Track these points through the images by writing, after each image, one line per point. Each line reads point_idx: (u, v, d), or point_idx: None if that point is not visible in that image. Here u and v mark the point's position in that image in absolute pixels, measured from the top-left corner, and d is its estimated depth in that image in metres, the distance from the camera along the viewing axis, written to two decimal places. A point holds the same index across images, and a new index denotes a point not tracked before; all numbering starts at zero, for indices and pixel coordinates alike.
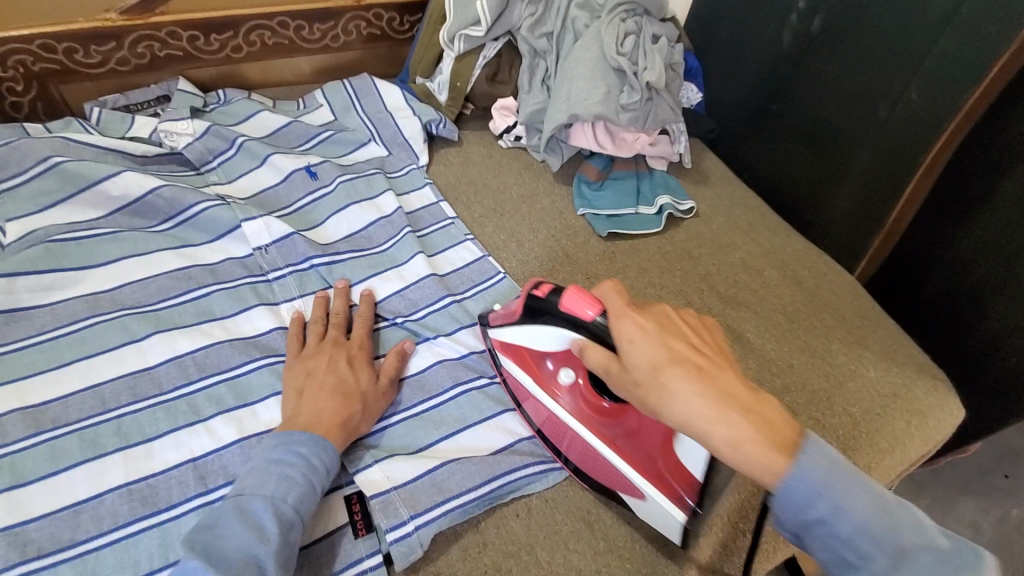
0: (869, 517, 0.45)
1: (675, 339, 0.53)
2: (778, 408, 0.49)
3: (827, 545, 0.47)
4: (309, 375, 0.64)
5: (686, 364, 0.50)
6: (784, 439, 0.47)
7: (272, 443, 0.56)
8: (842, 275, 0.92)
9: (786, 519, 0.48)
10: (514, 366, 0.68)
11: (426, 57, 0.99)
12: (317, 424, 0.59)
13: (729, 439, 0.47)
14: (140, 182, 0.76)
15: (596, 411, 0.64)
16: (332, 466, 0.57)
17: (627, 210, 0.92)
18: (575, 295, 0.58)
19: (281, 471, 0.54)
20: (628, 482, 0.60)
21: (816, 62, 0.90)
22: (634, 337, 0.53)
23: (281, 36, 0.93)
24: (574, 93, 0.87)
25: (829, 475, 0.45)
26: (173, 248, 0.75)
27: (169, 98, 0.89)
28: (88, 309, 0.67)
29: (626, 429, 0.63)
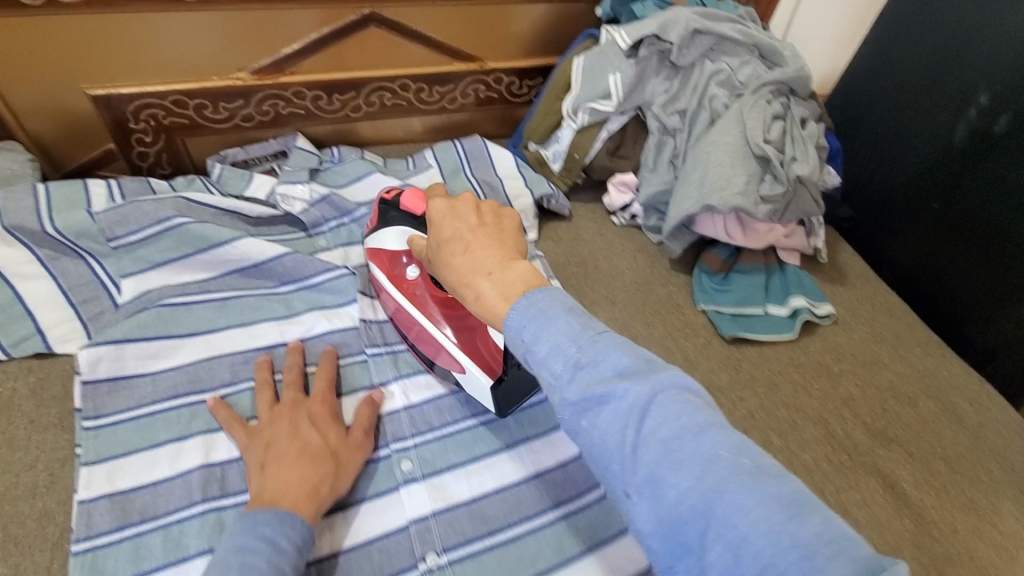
0: (569, 346, 0.43)
1: (474, 232, 0.52)
2: (525, 268, 0.49)
3: (558, 389, 0.43)
4: (269, 445, 0.57)
5: (459, 241, 0.52)
6: (524, 285, 0.48)
7: (236, 529, 0.49)
8: (1009, 413, 0.77)
9: (519, 359, 0.47)
10: (378, 274, 0.73)
11: (543, 124, 0.93)
12: (284, 497, 0.52)
13: (482, 296, 0.49)
14: (261, 249, 0.74)
15: (436, 301, 0.69)
16: (307, 543, 0.51)
17: (754, 310, 0.83)
18: (411, 195, 0.71)
19: (243, 559, 0.47)
20: (452, 357, 0.66)
21: (991, 161, 0.79)
22: (437, 215, 0.55)
23: (400, 97, 0.91)
24: (709, 178, 0.79)
25: (549, 314, 0.45)
26: (277, 317, 0.72)
27: (285, 154, 0.88)
28: (188, 382, 0.65)
29: (456, 321, 0.68)
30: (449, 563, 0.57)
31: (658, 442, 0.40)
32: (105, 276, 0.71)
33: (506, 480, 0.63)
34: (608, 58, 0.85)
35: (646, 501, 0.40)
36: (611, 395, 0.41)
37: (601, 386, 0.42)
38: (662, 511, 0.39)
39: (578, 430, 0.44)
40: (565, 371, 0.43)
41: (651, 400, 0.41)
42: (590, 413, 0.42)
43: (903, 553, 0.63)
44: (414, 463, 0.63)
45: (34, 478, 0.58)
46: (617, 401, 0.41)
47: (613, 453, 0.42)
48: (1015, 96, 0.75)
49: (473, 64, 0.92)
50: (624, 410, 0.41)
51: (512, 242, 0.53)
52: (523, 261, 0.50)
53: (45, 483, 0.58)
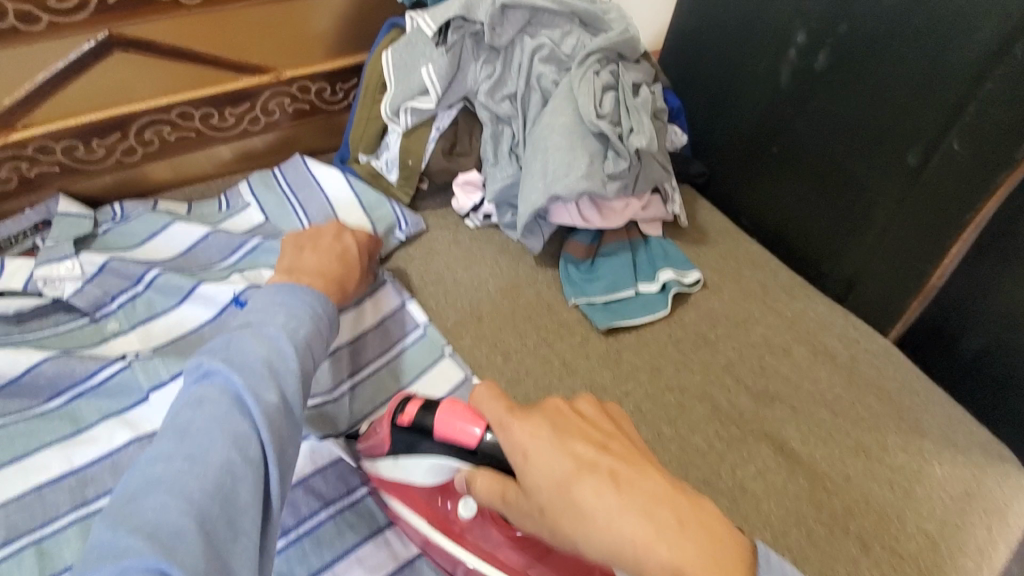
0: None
1: (576, 441, 0.45)
2: (710, 503, 0.43)
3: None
4: (308, 238, 0.66)
5: (597, 473, 0.42)
6: (716, 536, 0.41)
7: (276, 290, 0.54)
8: (876, 339, 0.79)
9: None
10: (406, 513, 0.55)
11: (367, 132, 0.82)
12: (319, 277, 0.61)
13: (628, 514, 0.41)
14: (12, 359, 0.58)
15: (507, 534, 0.53)
16: (335, 319, 0.56)
17: (626, 293, 0.79)
18: (449, 413, 0.49)
19: (288, 310, 0.51)
20: None
21: (823, 99, 0.78)
22: (541, 441, 0.45)
23: (185, 129, 0.76)
24: (551, 166, 0.73)
25: None
26: (58, 442, 0.56)
27: (49, 224, 0.71)
28: None
29: (540, 554, 0.52)
30: None
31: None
32: None
33: (389, 566, 0.54)
34: (417, 48, 0.77)
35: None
36: None
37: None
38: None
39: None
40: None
41: None
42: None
43: (804, 517, 0.63)
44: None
45: None
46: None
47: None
48: (829, 32, 0.75)
49: (266, 76, 0.78)
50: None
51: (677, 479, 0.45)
52: (693, 492, 0.43)
53: None
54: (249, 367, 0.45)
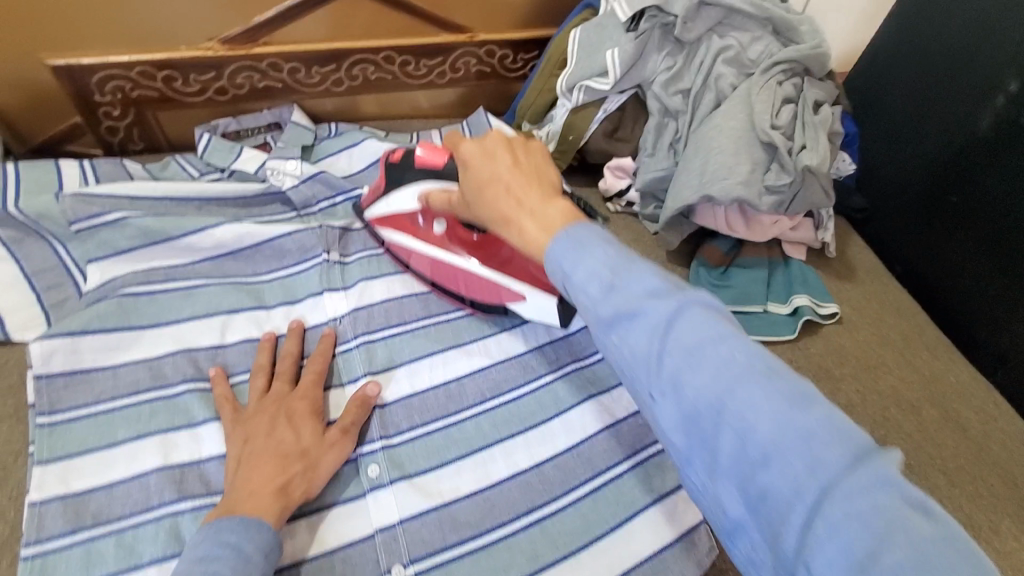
0: (602, 270, 0.42)
1: (501, 160, 0.52)
2: (564, 205, 0.49)
3: (592, 308, 0.43)
4: (248, 438, 0.54)
5: (501, 184, 0.51)
6: (565, 222, 0.47)
7: (197, 538, 0.46)
8: (1019, 424, 0.72)
9: (599, 335, 0.43)
10: (399, 236, 0.73)
11: (538, 103, 0.88)
12: (250, 497, 0.49)
13: (525, 233, 0.48)
14: (242, 234, 0.71)
15: (467, 244, 0.71)
16: (273, 549, 0.47)
17: (754, 307, 0.78)
18: (428, 147, 0.70)
19: (207, 570, 0.43)
20: (505, 288, 0.69)
21: (1021, 157, 0.72)
22: (467, 156, 0.54)
23: (385, 71, 0.86)
24: (711, 166, 0.73)
25: (674, 297, 0.40)
26: (247, 309, 0.67)
27: (280, 126, 0.83)
28: (150, 377, 0.60)
29: (498, 258, 0.70)
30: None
31: (706, 380, 0.37)
32: (71, 260, 0.66)
33: (481, 483, 0.59)
34: (606, 31, 0.80)
35: (673, 407, 0.39)
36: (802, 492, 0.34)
37: (633, 303, 0.40)
38: (686, 407, 0.38)
39: (606, 342, 0.43)
40: (653, 346, 0.39)
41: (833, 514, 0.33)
42: (623, 327, 0.41)
43: None
44: (384, 467, 0.59)
45: None
46: (710, 361, 0.38)
47: (640, 365, 0.40)
48: None
49: (463, 35, 0.85)
50: (654, 326, 0.40)
51: (553, 181, 0.52)
52: (566, 199, 0.50)
53: None
54: None
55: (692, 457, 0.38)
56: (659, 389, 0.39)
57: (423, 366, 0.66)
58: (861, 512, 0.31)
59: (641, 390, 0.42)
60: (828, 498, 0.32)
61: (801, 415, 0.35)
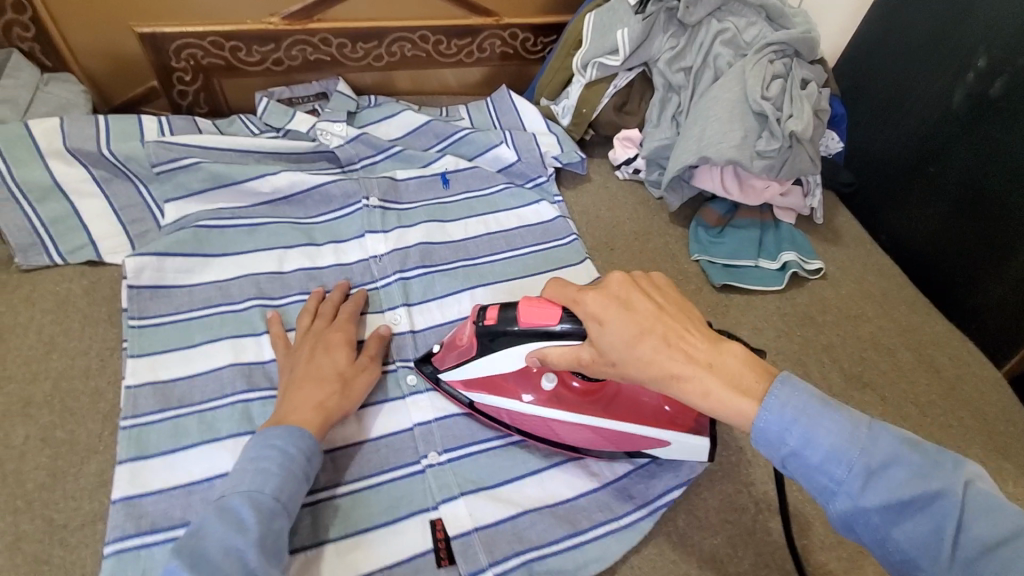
0: (844, 447, 0.43)
1: (641, 309, 0.50)
2: (738, 349, 0.49)
3: (841, 493, 0.44)
4: (292, 364, 0.63)
5: (655, 334, 0.49)
6: (758, 376, 0.47)
7: (251, 441, 0.55)
8: (989, 368, 0.80)
9: (772, 461, 0.46)
10: (490, 400, 0.64)
11: (555, 80, 0.98)
12: (295, 412, 0.57)
13: (712, 391, 0.47)
14: (295, 182, 0.81)
15: (580, 394, 0.63)
16: (315, 453, 0.55)
17: (746, 261, 0.87)
18: (532, 307, 0.58)
19: (258, 464, 0.52)
20: (647, 438, 0.61)
21: (991, 129, 0.80)
22: (608, 323, 0.51)
23: (420, 49, 0.96)
24: (708, 133, 0.83)
25: (805, 407, 0.45)
26: (300, 245, 0.78)
27: (327, 96, 0.93)
28: (220, 295, 0.71)
29: (607, 400, 0.63)
30: (448, 460, 0.63)
31: (975, 543, 0.39)
32: (150, 200, 0.77)
33: None
34: (617, 14, 0.89)
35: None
36: (923, 501, 0.41)
37: (910, 490, 0.41)
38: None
39: (851, 523, 0.44)
40: (850, 476, 0.43)
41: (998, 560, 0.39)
42: (897, 517, 0.42)
43: None
44: (420, 377, 0.69)
45: (87, 361, 0.65)
46: (932, 505, 0.41)
47: (913, 549, 0.42)
48: (1012, 60, 0.77)
49: (490, 19, 0.96)
50: (941, 515, 0.41)
51: (702, 321, 0.51)
52: (731, 340, 0.49)
53: (96, 367, 0.65)
54: (212, 555, 0.45)
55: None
56: (931, 562, 0.41)
57: (452, 302, 0.77)
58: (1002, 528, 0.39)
59: (895, 558, 0.43)
60: (964, 540, 0.40)
61: (999, 527, 0.39)
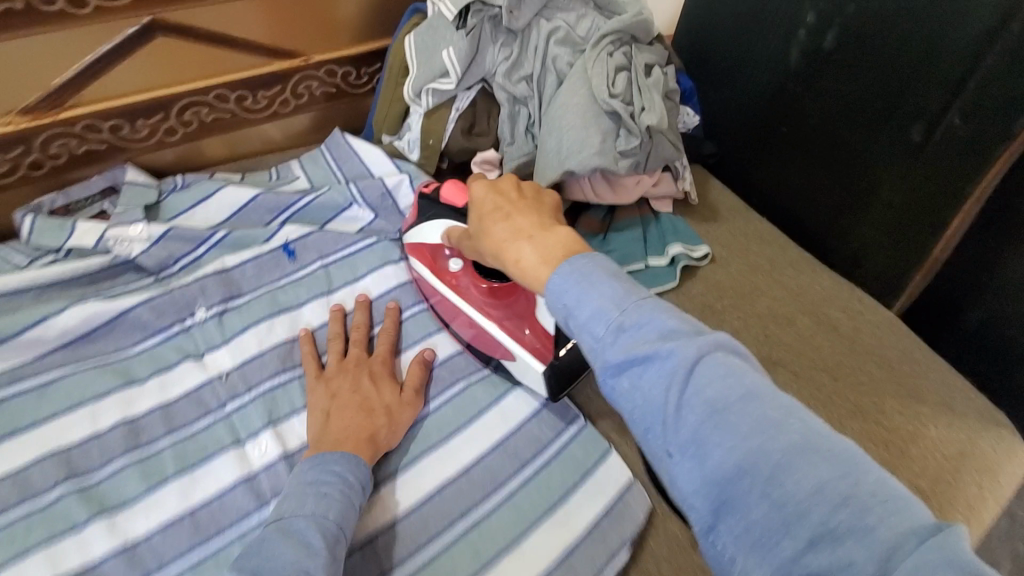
0: (610, 308, 0.42)
1: (505, 189, 0.56)
2: (564, 233, 0.50)
3: (601, 353, 0.42)
4: (334, 394, 0.62)
5: (501, 210, 0.54)
6: (569, 251, 0.49)
7: (305, 467, 0.54)
8: (879, 311, 0.83)
9: (559, 322, 0.46)
10: (422, 269, 0.74)
11: (392, 111, 0.86)
12: (346, 439, 0.57)
13: (523, 259, 0.50)
14: (95, 311, 0.65)
15: (483, 293, 0.70)
16: (367, 484, 0.55)
17: (637, 265, 0.82)
18: (451, 187, 0.69)
19: (319, 490, 0.51)
20: (500, 345, 0.67)
21: (833, 79, 0.80)
22: (475, 192, 0.57)
23: (221, 110, 0.81)
24: (566, 143, 0.76)
25: (606, 273, 0.45)
26: (115, 391, 0.62)
27: (117, 189, 0.77)
28: (16, 493, 0.55)
29: (509, 310, 0.69)
30: None
31: (704, 405, 0.38)
32: None
33: (415, 500, 0.59)
34: (439, 32, 0.80)
35: (694, 466, 0.37)
36: (663, 354, 0.39)
37: (650, 346, 0.40)
38: (708, 474, 0.36)
39: (631, 413, 0.41)
40: (606, 335, 0.42)
41: (755, 416, 0.37)
42: (637, 375, 0.40)
43: None
44: None
45: None
46: (664, 361, 0.39)
47: (655, 415, 0.39)
48: (839, 11, 0.77)
49: (296, 60, 0.83)
50: (674, 371, 0.39)
51: (554, 216, 0.55)
52: (566, 228, 0.51)
53: None
54: (279, 571, 0.44)
55: (716, 521, 0.36)
56: (666, 431, 0.39)
57: None
58: (718, 395, 0.38)
59: (642, 433, 0.41)
60: (697, 399, 0.38)
61: (734, 388, 0.38)
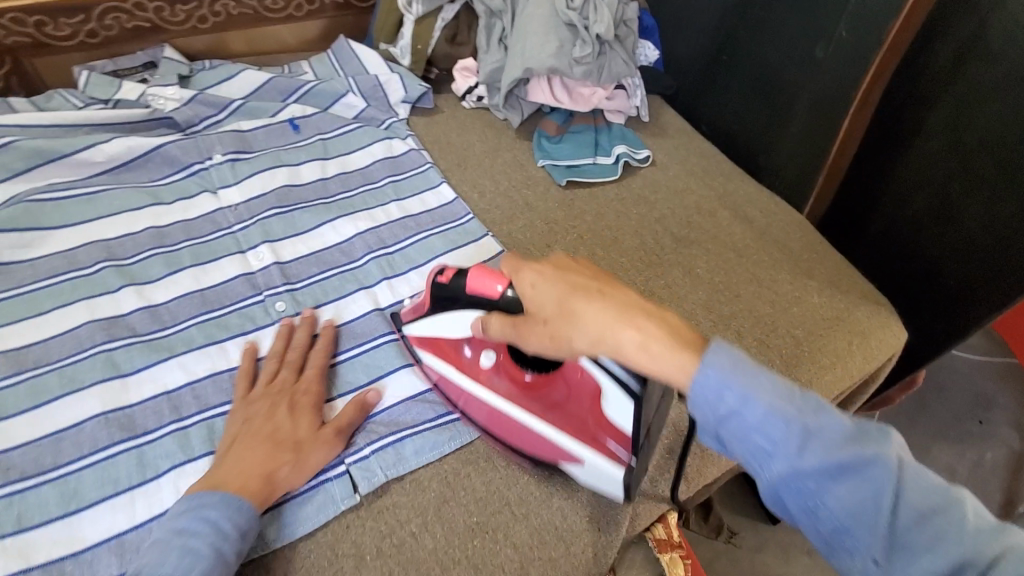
0: (781, 410, 0.43)
1: (571, 274, 0.52)
2: (676, 324, 0.48)
3: (770, 461, 0.43)
4: (248, 418, 0.60)
5: (586, 290, 0.50)
6: (690, 352, 0.46)
7: (180, 511, 0.53)
8: (790, 213, 0.96)
9: (706, 422, 0.46)
10: (435, 363, 0.67)
11: (389, 21, 1.02)
12: (241, 479, 0.55)
13: (627, 347, 0.47)
14: (133, 146, 0.81)
15: (513, 381, 0.65)
16: (251, 530, 0.53)
17: (584, 160, 0.97)
18: (477, 271, 0.59)
19: (185, 544, 0.51)
20: (563, 449, 0.61)
21: (758, 11, 0.94)
22: (529, 285, 0.53)
23: (246, 6, 0.97)
24: (529, 48, 0.90)
25: (738, 365, 0.44)
26: (146, 204, 0.78)
27: (155, 65, 0.93)
28: (65, 263, 0.71)
29: (549, 400, 0.64)
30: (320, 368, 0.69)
31: (910, 511, 0.41)
32: None
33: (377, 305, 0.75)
34: None
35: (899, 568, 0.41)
36: (855, 463, 0.41)
37: (841, 454, 0.42)
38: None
39: (783, 489, 0.44)
40: (782, 440, 0.43)
41: (932, 502, 0.41)
42: (830, 482, 0.42)
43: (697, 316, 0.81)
44: (288, 303, 0.74)
45: None
46: (858, 471, 0.42)
47: (848, 519, 0.42)
48: None
49: None
50: (872, 481, 0.41)
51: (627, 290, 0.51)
52: (673, 318, 0.49)
53: None
54: None
55: None
56: (862, 533, 0.42)
57: (314, 234, 0.81)
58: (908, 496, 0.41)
59: (825, 530, 0.43)
60: (898, 518, 0.41)
61: (924, 497, 0.41)
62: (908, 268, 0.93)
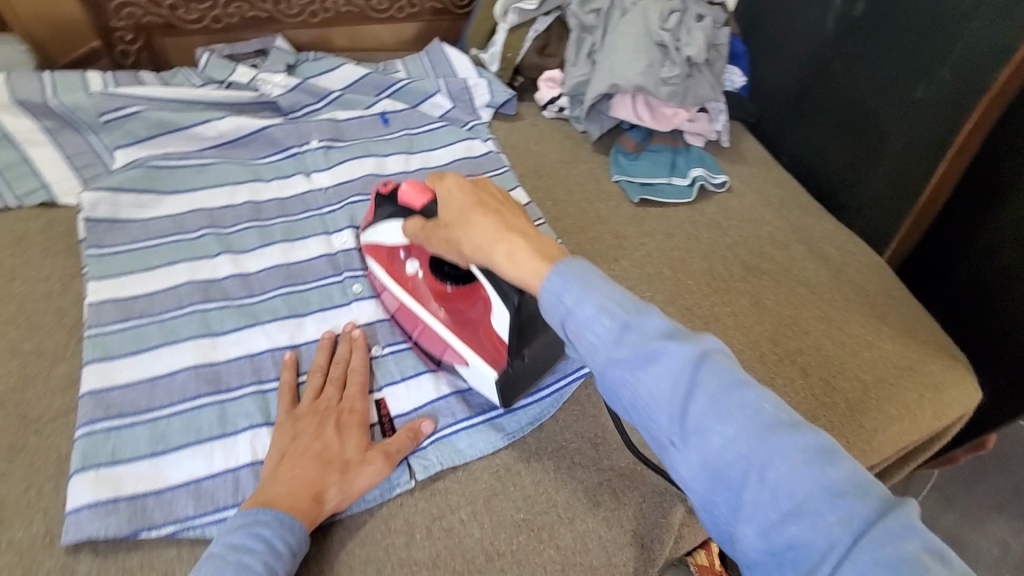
0: (606, 313, 0.46)
1: (484, 193, 0.58)
2: (544, 240, 0.53)
3: (608, 358, 0.45)
4: (295, 436, 0.59)
5: (484, 207, 0.57)
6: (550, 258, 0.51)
7: (235, 525, 0.52)
8: (869, 254, 0.93)
9: (554, 326, 0.48)
10: (377, 269, 0.74)
11: (482, 30, 1.06)
12: (293, 499, 0.54)
13: (514, 255, 0.53)
14: (242, 124, 0.89)
15: (437, 297, 0.69)
16: (301, 545, 0.53)
17: (660, 179, 0.98)
18: (410, 188, 0.64)
19: (241, 560, 0.49)
20: (455, 352, 0.67)
21: (857, 46, 0.92)
22: (450, 198, 0.59)
23: (353, 5, 1.03)
24: (617, 64, 0.92)
25: (585, 275, 0.48)
26: (247, 180, 0.84)
27: (266, 53, 1.00)
28: (173, 226, 0.78)
29: (459, 314, 0.68)
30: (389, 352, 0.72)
31: (723, 412, 0.42)
32: (98, 146, 0.82)
33: None
34: None
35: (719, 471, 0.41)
36: (668, 355, 0.44)
37: (659, 352, 0.44)
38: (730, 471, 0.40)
39: (631, 398, 0.44)
40: (614, 340, 0.45)
41: (754, 414, 0.41)
42: (655, 382, 0.43)
43: (760, 346, 0.80)
44: (364, 286, 0.78)
45: (49, 287, 0.72)
46: (680, 368, 0.43)
47: (670, 414, 0.42)
48: None
49: None
50: (691, 381, 0.43)
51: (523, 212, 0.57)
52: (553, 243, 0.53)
53: (59, 290, 0.72)
54: None
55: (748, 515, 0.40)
56: (694, 435, 0.42)
57: None
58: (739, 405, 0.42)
59: (670, 448, 0.43)
60: (716, 415, 0.42)
61: (745, 402, 0.42)
62: (990, 322, 0.88)
